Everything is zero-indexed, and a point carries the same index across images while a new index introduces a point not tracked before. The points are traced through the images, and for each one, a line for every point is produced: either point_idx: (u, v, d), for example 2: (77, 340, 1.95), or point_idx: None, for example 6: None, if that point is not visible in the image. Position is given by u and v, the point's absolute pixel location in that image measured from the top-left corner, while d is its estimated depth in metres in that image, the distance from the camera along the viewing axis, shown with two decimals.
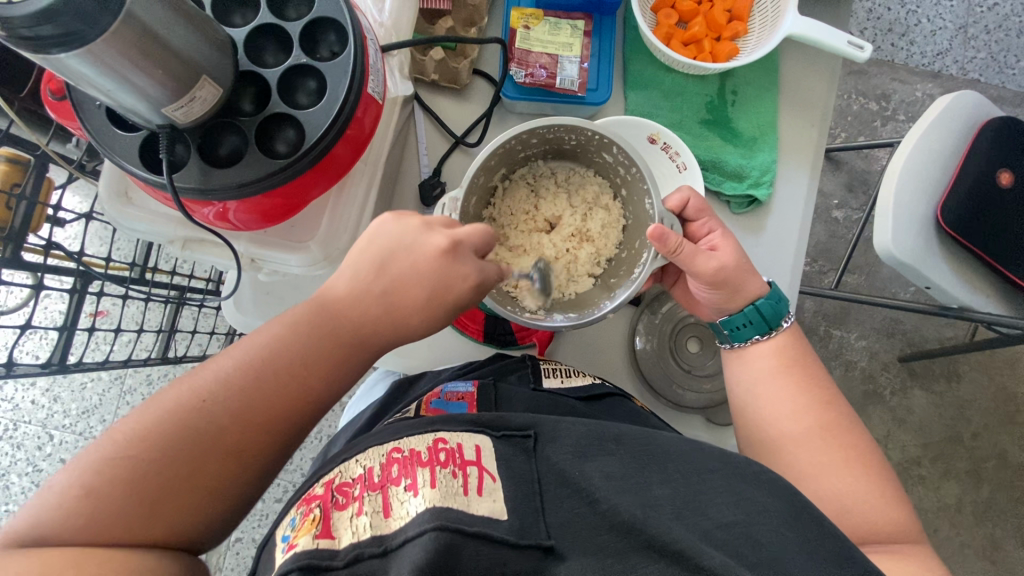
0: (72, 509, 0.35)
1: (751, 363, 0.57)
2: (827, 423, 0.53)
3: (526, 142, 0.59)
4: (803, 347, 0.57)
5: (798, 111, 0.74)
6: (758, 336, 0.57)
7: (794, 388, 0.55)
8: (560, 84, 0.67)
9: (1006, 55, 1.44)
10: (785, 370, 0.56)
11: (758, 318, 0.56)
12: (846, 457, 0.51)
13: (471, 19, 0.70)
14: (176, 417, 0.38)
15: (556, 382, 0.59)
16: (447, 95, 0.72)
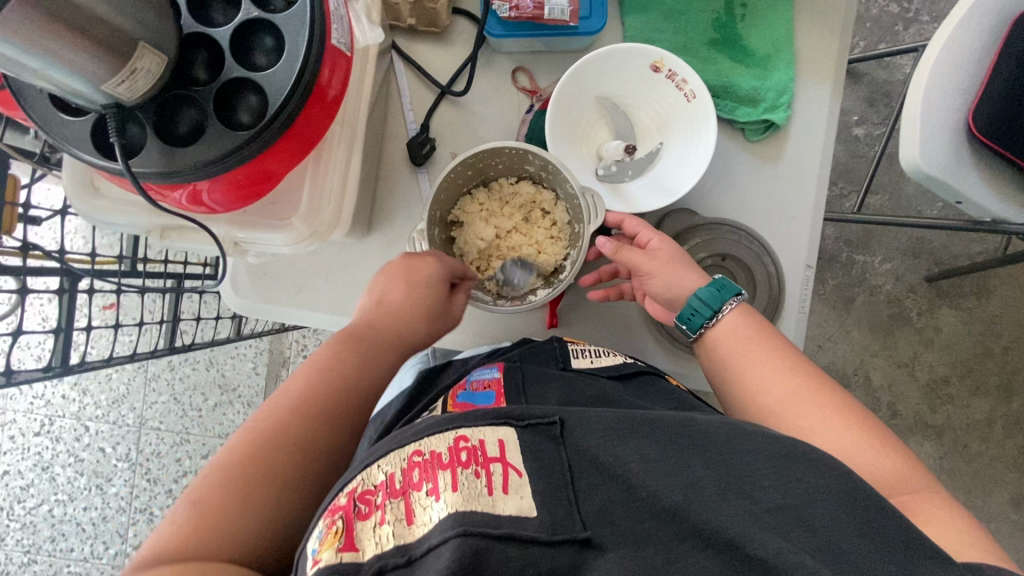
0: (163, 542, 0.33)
1: (715, 344, 0.53)
2: (795, 380, 0.48)
3: (462, 176, 0.59)
4: (756, 318, 0.54)
5: (818, 18, 0.66)
6: (707, 324, 0.53)
7: (756, 352, 0.51)
8: (549, 15, 0.60)
9: None
10: (748, 344, 0.51)
11: (697, 305, 0.53)
12: (822, 406, 0.46)
13: None
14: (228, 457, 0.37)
15: (585, 363, 0.55)
16: (428, 42, 0.66)
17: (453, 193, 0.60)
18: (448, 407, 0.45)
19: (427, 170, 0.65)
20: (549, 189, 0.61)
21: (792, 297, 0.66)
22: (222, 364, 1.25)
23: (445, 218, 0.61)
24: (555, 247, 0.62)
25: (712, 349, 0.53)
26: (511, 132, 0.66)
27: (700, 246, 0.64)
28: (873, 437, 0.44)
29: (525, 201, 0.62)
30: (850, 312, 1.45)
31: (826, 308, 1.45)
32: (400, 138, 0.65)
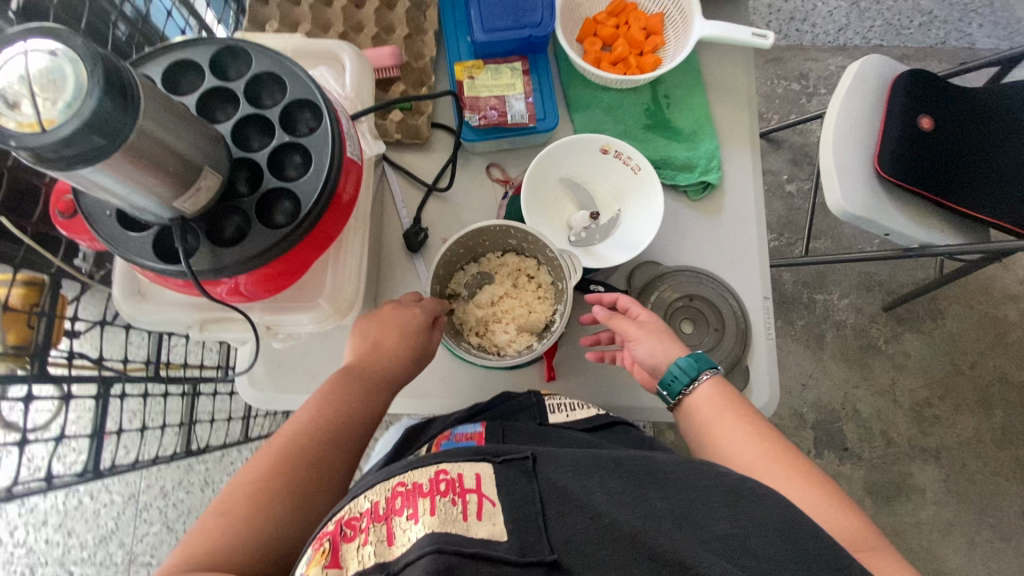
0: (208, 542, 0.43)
1: (691, 414, 0.60)
2: (769, 449, 0.54)
3: (455, 255, 0.68)
4: (728, 390, 0.60)
5: (728, 100, 0.82)
6: (686, 388, 0.60)
7: (733, 423, 0.57)
8: (512, 120, 0.74)
9: (899, 19, 1.76)
10: (719, 412, 0.58)
11: (679, 370, 0.60)
12: (793, 476, 0.52)
13: (421, 80, 0.79)
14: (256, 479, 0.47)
15: (562, 418, 0.60)
16: (413, 151, 0.78)
17: (449, 270, 0.69)
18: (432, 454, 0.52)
19: (421, 257, 0.74)
20: (532, 257, 0.70)
21: (757, 326, 0.74)
22: (218, 483, 1.22)
23: (443, 293, 0.69)
24: (543, 305, 0.70)
25: (691, 415, 0.60)
26: (490, 215, 0.77)
27: (667, 292, 0.73)
28: (840, 509, 0.51)
29: (512, 269, 0.71)
30: (824, 348, 1.53)
31: (801, 348, 1.53)
32: (395, 230, 0.75)
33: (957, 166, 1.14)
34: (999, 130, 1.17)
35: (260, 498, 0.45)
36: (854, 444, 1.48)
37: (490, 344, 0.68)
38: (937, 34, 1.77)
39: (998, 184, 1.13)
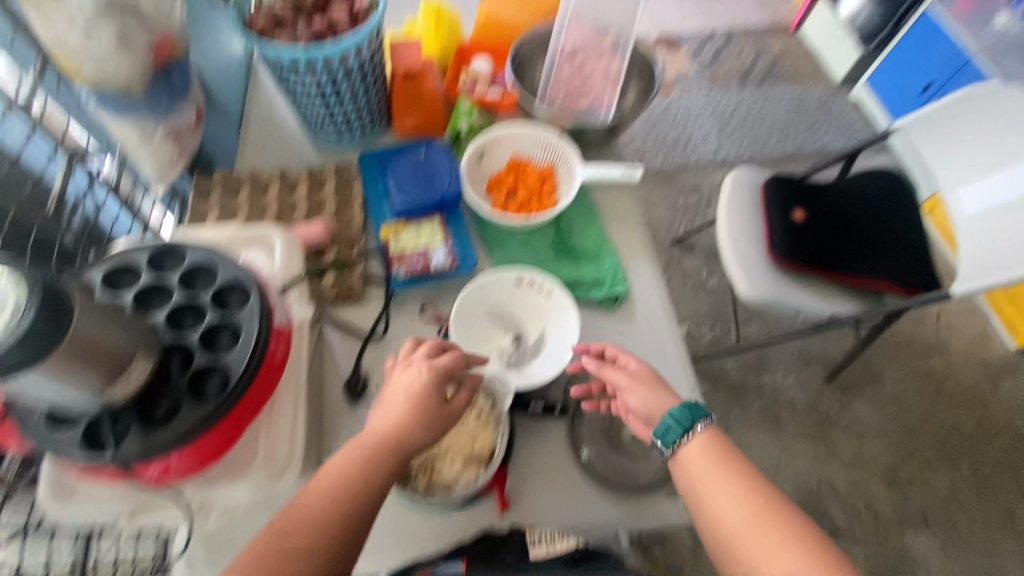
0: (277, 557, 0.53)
1: (686, 463, 0.63)
2: (758, 509, 0.58)
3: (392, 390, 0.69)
4: (724, 444, 0.64)
5: (621, 223, 0.94)
6: (680, 439, 0.64)
7: (725, 483, 0.60)
8: (435, 266, 0.83)
9: (761, 134, 2.18)
10: (714, 466, 0.62)
11: (672, 422, 0.65)
12: (785, 535, 0.56)
13: (352, 239, 0.87)
14: (320, 504, 0.57)
15: (542, 552, 0.66)
16: (349, 306, 0.84)
17: None
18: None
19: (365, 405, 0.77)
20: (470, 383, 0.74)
21: None
22: None
23: None
24: (486, 427, 0.72)
25: (683, 471, 0.63)
26: None
27: (603, 399, 0.77)
28: (820, 574, 0.54)
29: None
30: (784, 428, 1.57)
31: (763, 432, 1.56)
32: (337, 383, 0.78)
33: (837, 245, 1.31)
34: (861, 210, 1.37)
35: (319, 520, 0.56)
36: (842, 523, 1.45)
37: (434, 474, 0.69)
38: (794, 144, 2.14)
39: (875, 254, 1.30)
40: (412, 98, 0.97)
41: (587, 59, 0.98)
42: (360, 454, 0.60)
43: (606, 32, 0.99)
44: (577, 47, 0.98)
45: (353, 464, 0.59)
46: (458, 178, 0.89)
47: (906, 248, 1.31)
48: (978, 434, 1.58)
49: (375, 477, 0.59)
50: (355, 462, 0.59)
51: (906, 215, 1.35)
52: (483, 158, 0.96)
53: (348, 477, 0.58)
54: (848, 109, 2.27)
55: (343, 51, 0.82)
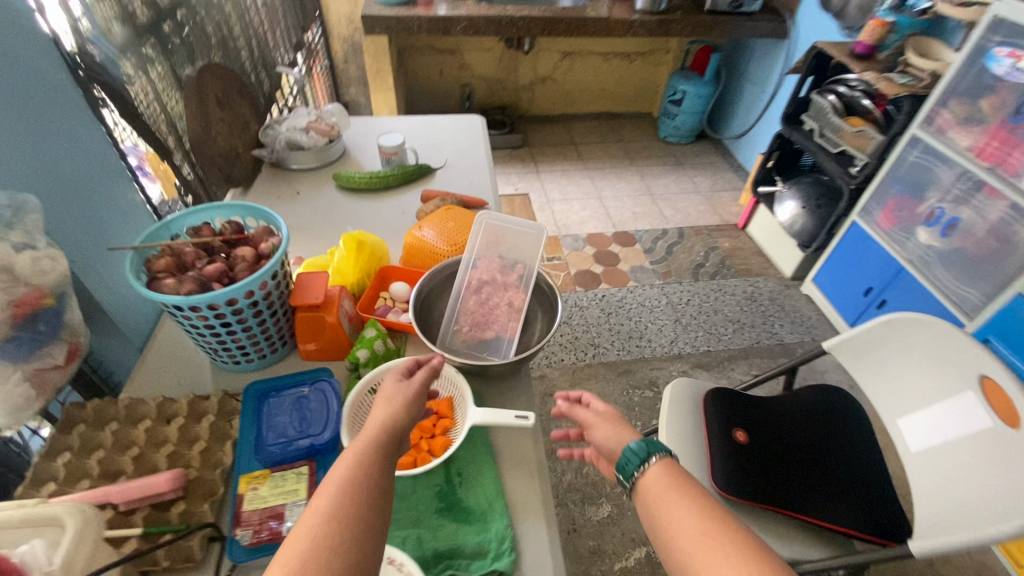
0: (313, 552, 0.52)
1: (645, 491, 0.65)
2: (702, 518, 0.59)
3: None
4: (678, 472, 0.66)
5: (519, 469, 0.86)
6: (637, 470, 0.67)
7: (674, 500, 0.62)
8: (286, 531, 0.72)
9: (716, 328, 2.18)
10: (668, 492, 0.63)
11: (632, 453, 0.68)
12: (729, 550, 0.55)
13: (210, 490, 0.79)
14: (340, 506, 0.57)
15: None
16: (183, 575, 0.73)
17: None
18: None
19: None
20: None
21: None
22: None
23: None
24: None
25: (643, 499, 0.65)
26: None
27: None
28: None
29: None
30: None
31: None
32: None
33: (784, 473, 1.21)
34: (807, 435, 1.30)
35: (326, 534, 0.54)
36: None
37: None
38: (751, 336, 2.16)
39: (826, 487, 1.19)
40: (314, 327, 0.97)
41: (491, 297, 1.01)
42: (352, 464, 0.62)
43: (511, 271, 1.02)
44: (481, 285, 1.01)
45: (351, 475, 0.61)
46: (337, 422, 0.84)
47: (861, 483, 1.20)
48: None
49: (365, 480, 0.61)
50: (355, 472, 0.61)
51: (855, 445, 1.27)
52: (378, 390, 0.92)
53: (353, 486, 0.59)
54: (801, 301, 2.34)
55: (232, 294, 0.82)
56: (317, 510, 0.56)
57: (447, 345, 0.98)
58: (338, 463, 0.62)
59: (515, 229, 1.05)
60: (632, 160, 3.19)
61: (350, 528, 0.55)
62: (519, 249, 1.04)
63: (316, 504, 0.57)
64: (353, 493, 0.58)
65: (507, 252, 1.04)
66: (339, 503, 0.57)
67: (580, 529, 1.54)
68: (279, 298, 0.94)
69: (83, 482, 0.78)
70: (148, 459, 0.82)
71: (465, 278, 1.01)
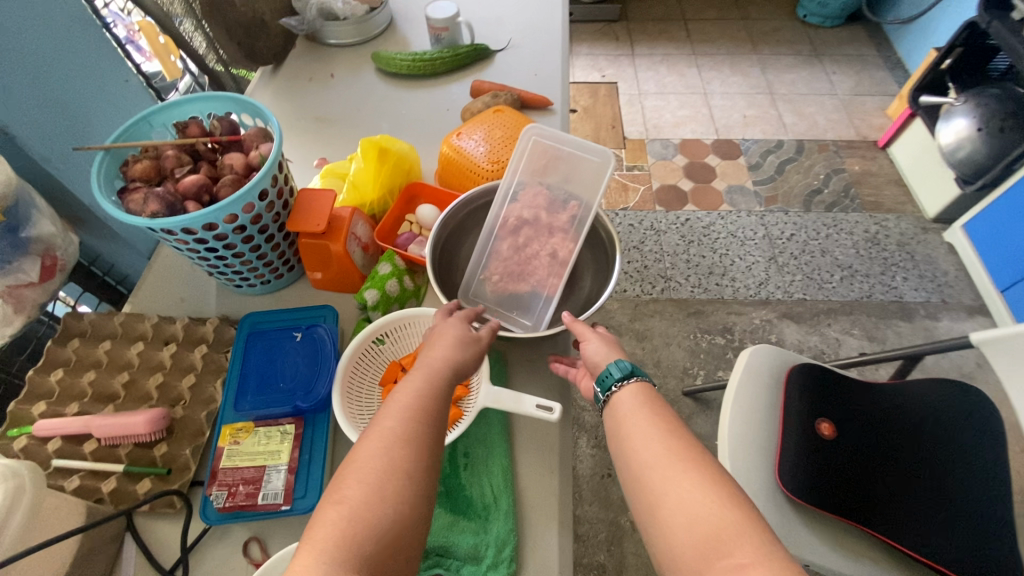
0: (379, 487, 0.46)
1: (615, 408, 0.57)
2: (673, 446, 0.51)
3: None
4: (655, 396, 0.58)
5: (537, 459, 0.73)
6: (617, 385, 0.59)
7: (645, 422, 0.54)
8: (262, 500, 0.65)
9: (819, 272, 1.83)
10: (639, 411, 0.55)
11: (613, 370, 0.60)
12: (689, 468, 0.49)
13: (199, 429, 0.73)
14: (403, 439, 0.50)
15: None
16: (166, 519, 0.69)
17: None
18: None
19: None
20: None
21: None
22: None
23: None
24: None
25: (614, 420, 0.57)
26: None
27: None
28: (727, 509, 0.45)
29: None
30: None
31: None
32: None
33: (873, 481, 0.99)
34: (912, 445, 1.03)
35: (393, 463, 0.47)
36: None
37: None
38: (860, 288, 1.79)
39: (921, 514, 0.95)
40: (321, 256, 0.82)
41: (530, 243, 0.79)
42: (421, 394, 0.54)
43: (561, 208, 0.80)
44: (520, 225, 0.80)
45: (416, 406, 0.53)
46: (332, 378, 0.72)
47: (971, 521, 0.94)
48: None
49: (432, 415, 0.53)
50: (422, 404, 0.53)
51: (977, 472, 0.99)
52: (386, 339, 0.78)
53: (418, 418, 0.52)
54: (939, 250, 1.89)
55: (212, 217, 0.67)
56: (378, 442, 0.49)
57: (471, 298, 0.78)
58: (404, 389, 0.54)
59: (571, 152, 0.81)
60: (753, 45, 2.57)
61: (415, 466, 0.49)
62: (574, 179, 0.81)
63: (375, 434, 0.50)
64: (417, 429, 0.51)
65: (557, 184, 0.81)
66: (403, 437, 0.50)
67: (615, 476, 1.44)
68: (279, 219, 0.79)
69: (75, 403, 0.74)
70: (139, 386, 0.76)
71: (500, 214, 0.80)
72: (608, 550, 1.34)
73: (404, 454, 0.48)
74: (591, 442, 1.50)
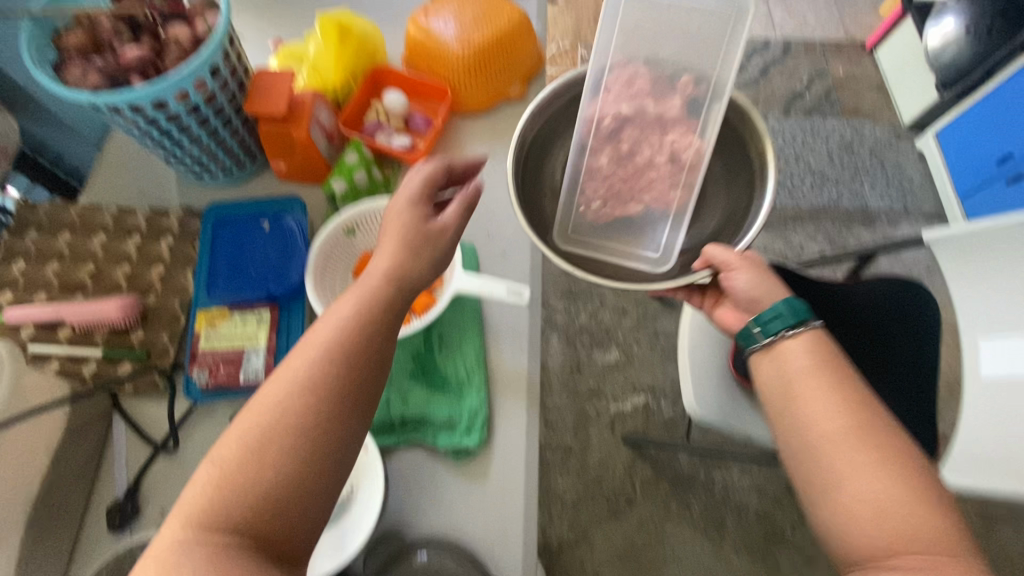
0: (244, 456, 0.40)
1: (789, 363, 0.53)
2: (854, 413, 0.47)
3: None
4: (827, 347, 0.54)
5: (507, 341, 0.77)
6: (787, 330, 0.55)
7: (822, 387, 0.50)
8: (243, 378, 0.68)
9: (791, 179, 1.84)
10: (815, 373, 0.51)
11: (783, 309, 0.56)
12: (877, 449, 0.45)
13: (173, 317, 0.74)
14: (284, 400, 0.42)
15: None
16: (151, 399, 0.72)
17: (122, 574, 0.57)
18: None
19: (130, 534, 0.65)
20: None
21: None
22: None
23: None
24: None
25: (771, 365, 0.55)
26: None
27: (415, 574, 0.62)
28: (909, 495, 0.43)
29: None
30: (724, 536, 1.37)
31: (699, 540, 1.37)
32: (106, 498, 0.66)
33: None
34: (860, 336, 1.10)
35: (266, 427, 0.41)
36: None
37: None
38: (829, 195, 1.83)
39: None
40: (283, 144, 0.79)
41: (637, 149, 0.66)
42: (327, 344, 0.46)
43: (672, 88, 0.64)
44: (620, 125, 0.66)
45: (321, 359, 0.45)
46: (303, 266, 0.73)
47: (894, 400, 1.06)
48: None
49: (337, 373, 0.45)
50: (324, 356, 0.45)
51: (907, 358, 1.08)
52: (357, 231, 0.78)
53: (312, 374, 0.44)
54: (909, 158, 1.91)
55: (160, 93, 0.64)
56: (261, 398, 0.43)
57: (572, 237, 0.69)
58: (312, 336, 0.47)
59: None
60: None
61: (288, 435, 0.41)
62: (687, 46, 0.63)
63: (261, 392, 0.43)
64: (305, 390, 0.43)
65: (669, 51, 0.64)
66: (288, 397, 0.43)
67: (584, 370, 1.52)
68: (235, 101, 0.75)
69: (42, 292, 0.74)
70: (106, 276, 0.75)
71: (595, 115, 0.66)
72: (575, 434, 1.46)
73: (277, 419, 0.42)
74: (562, 339, 1.56)
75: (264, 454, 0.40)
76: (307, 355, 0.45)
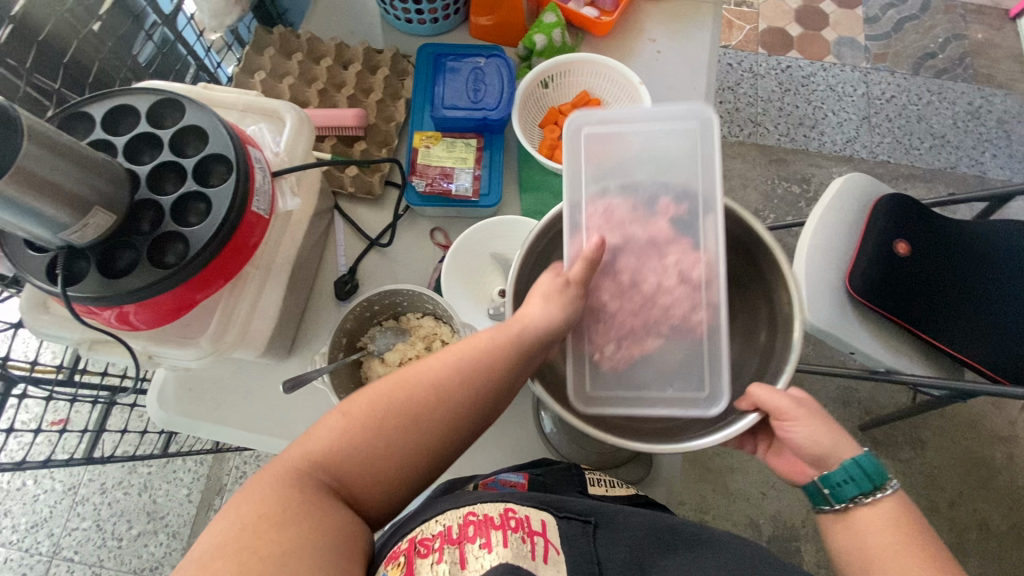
0: (334, 438, 0.46)
1: (861, 525, 0.51)
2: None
3: (369, 309, 0.70)
4: (913, 514, 0.51)
5: None
6: (861, 496, 0.51)
7: (906, 549, 0.48)
8: (456, 192, 0.78)
9: (909, 138, 1.81)
10: (901, 546, 0.48)
11: (857, 470, 0.51)
12: None
13: (386, 138, 0.84)
14: (379, 402, 0.47)
15: (600, 490, 0.60)
16: (364, 205, 0.82)
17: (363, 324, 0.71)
18: (478, 489, 0.57)
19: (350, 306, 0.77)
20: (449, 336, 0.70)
21: None
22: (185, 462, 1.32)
23: (353, 343, 0.71)
24: None
25: (844, 533, 0.51)
26: (427, 277, 0.80)
27: None
28: None
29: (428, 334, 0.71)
30: None
31: None
32: (330, 275, 0.78)
33: (933, 298, 1.12)
34: (978, 275, 1.14)
35: (357, 421, 0.47)
36: (810, 567, 1.39)
37: None
38: (947, 159, 1.79)
39: (964, 325, 1.10)
40: None
41: (640, 278, 0.54)
42: (442, 372, 0.49)
43: (654, 211, 0.54)
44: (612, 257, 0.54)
45: (428, 381, 0.48)
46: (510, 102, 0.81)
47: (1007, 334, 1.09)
48: (1006, 539, 1.42)
49: (432, 409, 0.47)
50: (433, 382, 0.48)
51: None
52: (550, 85, 0.86)
53: (414, 395, 0.47)
54: None
55: None
56: (370, 391, 0.48)
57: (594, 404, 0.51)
58: (439, 354, 0.50)
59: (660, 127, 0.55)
60: None
61: (365, 440, 0.46)
62: (677, 165, 0.55)
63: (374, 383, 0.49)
64: (397, 407, 0.47)
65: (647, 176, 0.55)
66: (383, 403, 0.47)
67: None
68: None
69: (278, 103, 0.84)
70: (331, 98, 0.86)
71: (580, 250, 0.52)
72: None
73: (362, 418, 0.47)
74: None
75: (343, 446, 0.46)
76: (425, 373, 0.49)
